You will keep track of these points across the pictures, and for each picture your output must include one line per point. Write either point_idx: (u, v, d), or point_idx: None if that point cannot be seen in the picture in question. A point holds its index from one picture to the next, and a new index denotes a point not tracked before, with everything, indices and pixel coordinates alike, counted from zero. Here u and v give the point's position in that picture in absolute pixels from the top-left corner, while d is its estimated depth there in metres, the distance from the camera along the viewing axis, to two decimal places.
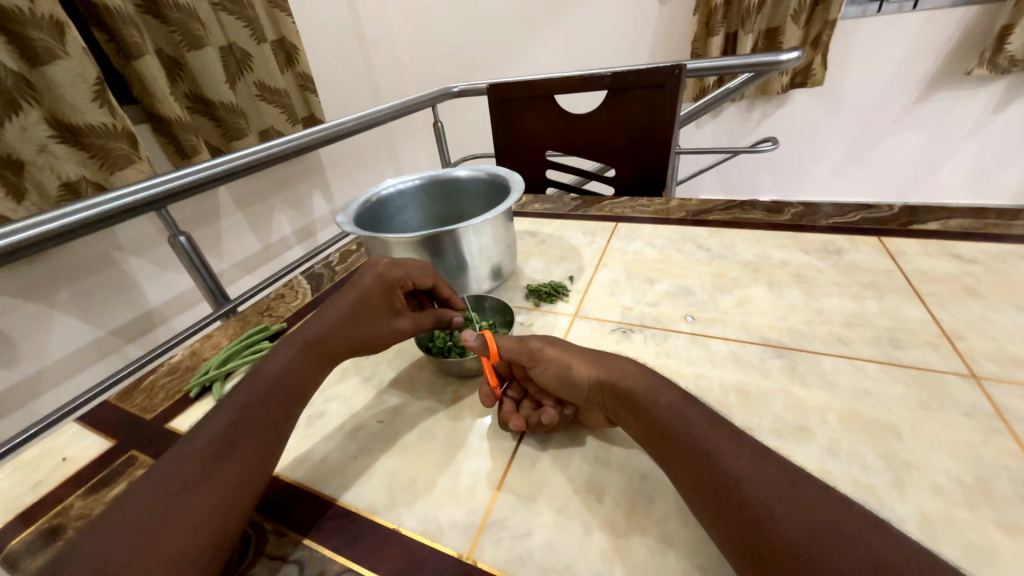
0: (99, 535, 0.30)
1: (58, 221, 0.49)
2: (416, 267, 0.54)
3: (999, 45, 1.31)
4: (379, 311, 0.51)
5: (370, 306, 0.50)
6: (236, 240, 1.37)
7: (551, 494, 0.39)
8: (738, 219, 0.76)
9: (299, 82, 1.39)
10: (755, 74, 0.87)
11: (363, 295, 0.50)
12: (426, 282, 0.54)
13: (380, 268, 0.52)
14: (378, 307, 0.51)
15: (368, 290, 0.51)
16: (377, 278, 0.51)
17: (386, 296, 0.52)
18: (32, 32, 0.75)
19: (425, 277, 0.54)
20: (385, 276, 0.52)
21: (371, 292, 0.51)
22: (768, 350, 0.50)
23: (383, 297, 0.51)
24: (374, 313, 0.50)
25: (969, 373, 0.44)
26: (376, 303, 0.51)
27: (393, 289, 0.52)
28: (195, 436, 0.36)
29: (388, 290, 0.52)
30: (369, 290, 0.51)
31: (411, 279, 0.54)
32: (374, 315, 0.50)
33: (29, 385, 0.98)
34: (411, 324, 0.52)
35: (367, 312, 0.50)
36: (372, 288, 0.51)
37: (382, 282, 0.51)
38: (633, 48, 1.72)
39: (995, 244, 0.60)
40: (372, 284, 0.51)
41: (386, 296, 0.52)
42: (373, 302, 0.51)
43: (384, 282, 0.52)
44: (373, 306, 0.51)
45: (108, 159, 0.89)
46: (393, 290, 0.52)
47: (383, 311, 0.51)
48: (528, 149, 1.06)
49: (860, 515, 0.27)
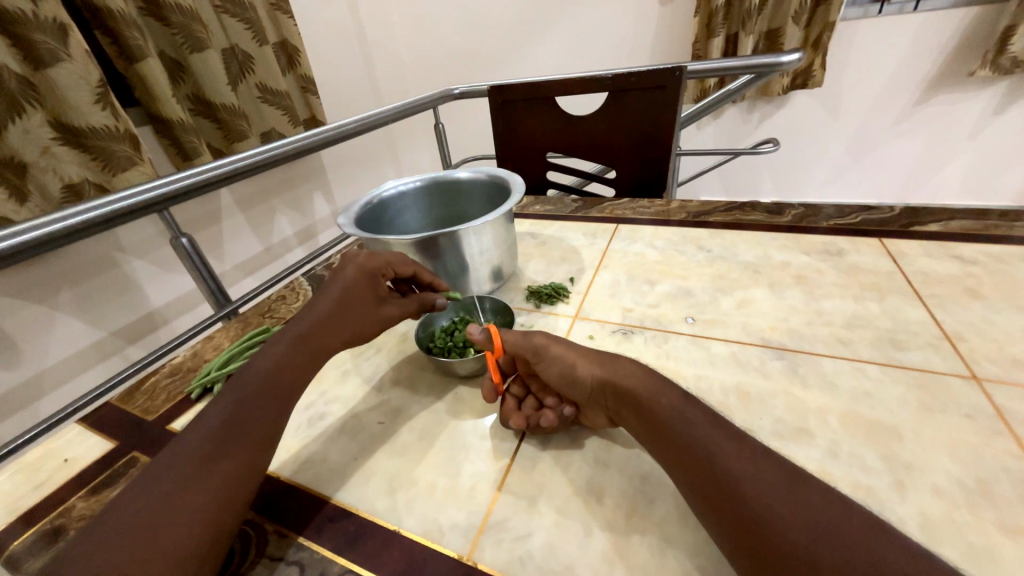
0: (93, 537, 0.30)
1: (62, 224, 0.49)
2: (394, 256, 0.54)
3: (1001, 46, 1.30)
4: (365, 301, 0.51)
5: (357, 298, 0.51)
6: (238, 241, 1.37)
7: (551, 495, 0.39)
8: (739, 220, 0.76)
9: (301, 84, 1.39)
10: (756, 76, 0.87)
11: (349, 287, 0.50)
12: (407, 270, 0.55)
13: (359, 260, 0.52)
14: (363, 297, 0.51)
15: (353, 283, 0.51)
16: (359, 269, 0.51)
17: (371, 286, 0.52)
18: (35, 34, 0.76)
19: (406, 266, 0.55)
20: (366, 267, 0.52)
21: (355, 283, 0.51)
22: (769, 351, 0.50)
23: (367, 287, 0.52)
24: (361, 304, 0.51)
25: (971, 374, 0.44)
26: (361, 293, 0.51)
27: (376, 279, 0.53)
28: (188, 436, 0.36)
29: (371, 280, 0.52)
30: (353, 282, 0.51)
31: (392, 268, 0.54)
32: (362, 306, 0.51)
33: (32, 386, 0.98)
34: (397, 309, 0.53)
35: (356, 303, 0.50)
36: (355, 280, 0.51)
37: (364, 272, 0.51)
38: (634, 49, 1.73)
39: (998, 245, 0.60)
40: (355, 276, 0.51)
41: (370, 286, 0.52)
42: (358, 293, 0.51)
43: (365, 273, 0.52)
44: (360, 297, 0.51)
45: (111, 161, 0.89)
46: (376, 279, 0.53)
47: (368, 301, 0.51)
48: (529, 150, 1.06)
49: (861, 514, 0.27)
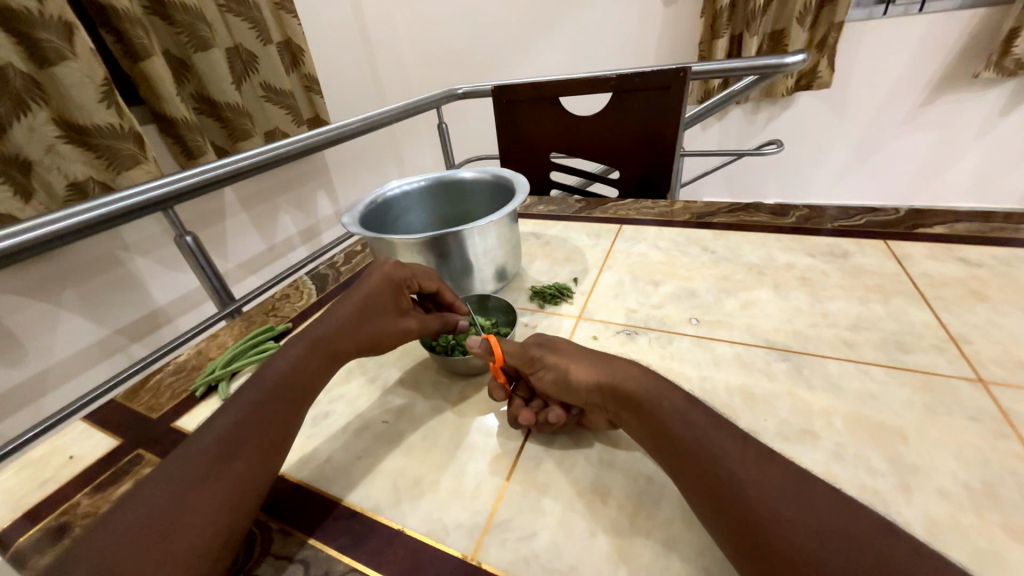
0: (105, 534, 0.30)
1: (68, 222, 0.49)
2: (421, 269, 0.54)
3: (1006, 48, 1.30)
4: (386, 311, 0.51)
5: (378, 307, 0.50)
6: (241, 240, 1.37)
7: (556, 496, 0.39)
8: (743, 222, 0.76)
9: (305, 83, 1.40)
10: (760, 78, 0.86)
11: (370, 295, 0.50)
12: (432, 285, 0.54)
13: (386, 268, 0.52)
14: (385, 307, 0.50)
15: (375, 290, 0.50)
16: (384, 278, 0.51)
17: (394, 297, 0.52)
18: (41, 33, 0.76)
19: (431, 281, 0.54)
20: (391, 277, 0.52)
21: (377, 292, 0.51)
22: (773, 352, 0.50)
23: (390, 298, 0.51)
24: (381, 312, 0.50)
25: (976, 378, 0.44)
26: (383, 302, 0.51)
27: (400, 289, 0.52)
28: (202, 435, 0.37)
29: (395, 290, 0.52)
30: (377, 289, 0.51)
31: (417, 280, 0.53)
32: (381, 315, 0.50)
33: (36, 383, 0.99)
34: (416, 323, 0.52)
35: (375, 312, 0.50)
36: (378, 288, 0.51)
37: (389, 282, 0.51)
38: (639, 50, 1.72)
39: (1004, 248, 0.60)
40: (378, 285, 0.51)
41: (393, 297, 0.51)
42: (381, 302, 0.50)
43: (391, 282, 0.52)
44: (380, 306, 0.50)
45: (115, 159, 0.90)
46: (400, 290, 0.52)
47: (389, 310, 0.51)
48: (533, 151, 1.06)
49: (870, 518, 0.27)
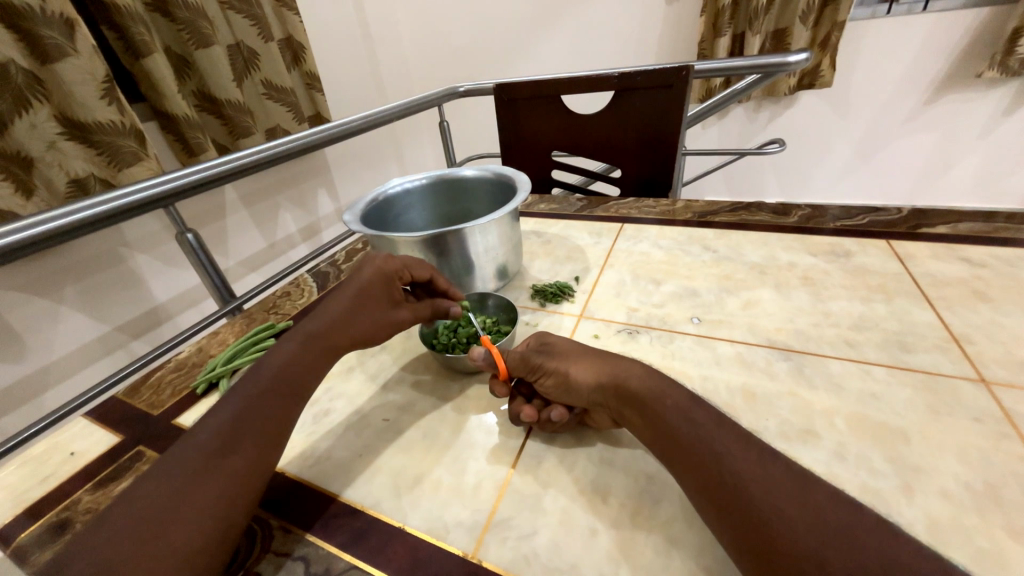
0: (102, 531, 0.30)
1: (66, 219, 0.49)
2: (413, 259, 0.54)
3: (1010, 47, 1.29)
4: (379, 304, 0.51)
5: (371, 300, 0.50)
6: (241, 238, 1.37)
7: (557, 494, 0.39)
8: (745, 221, 0.75)
9: (306, 80, 1.39)
10: (762, 77, 0.86)
11: (364, 290, 0.50)
12: (423, 274, 0.54)
13: (377, 262, 0.52)
14: (378, 299, 0.51)
15: (368, 285, 0.51)
16: (376, 271, 0.52)
17: (386, 289, 0.52)
18: (42, 30, 0.76)
19: (422, 269, 0.54)
20: (384, 269, 0.52)
21: (371, 286, 0.51)
22: (775, 352, 0.50)
23: (382, 290, 0.51)
24: (375, 307, 0.51)
25: (979, 378, 0.43)
26: (376, 295, 0.51)
27: (393, 281, 0.53)
28: (198, 432, 0.37)
29: (387, 283, 0.52)
30: (370, 282, 0.51)
31: (409, 271, 0.54)
32: (374, 308, 0.51)
33: (38, 379, 0.99)
34: (410, 314, 0.53)
35: (370, 306, 0.50)
36: (372, 282, 0.51)
37: (381, 275, 0.51)
38: (640, 47, 1.72)
39: (1007, 248, 0.59)
40: (371, 278, 0.51)
41: (386, 290, 0.52)
42: (375, 296, 0.51)
43: (383, 276, 0.52)
44: (374, 300, 0.51)
45: (116, 156, 0.90)
46: (392, 282, 0.52)
47: (383, 303, 0.51)
48: (535, 149, 1.06)
49: (872, 518, 0.27)
